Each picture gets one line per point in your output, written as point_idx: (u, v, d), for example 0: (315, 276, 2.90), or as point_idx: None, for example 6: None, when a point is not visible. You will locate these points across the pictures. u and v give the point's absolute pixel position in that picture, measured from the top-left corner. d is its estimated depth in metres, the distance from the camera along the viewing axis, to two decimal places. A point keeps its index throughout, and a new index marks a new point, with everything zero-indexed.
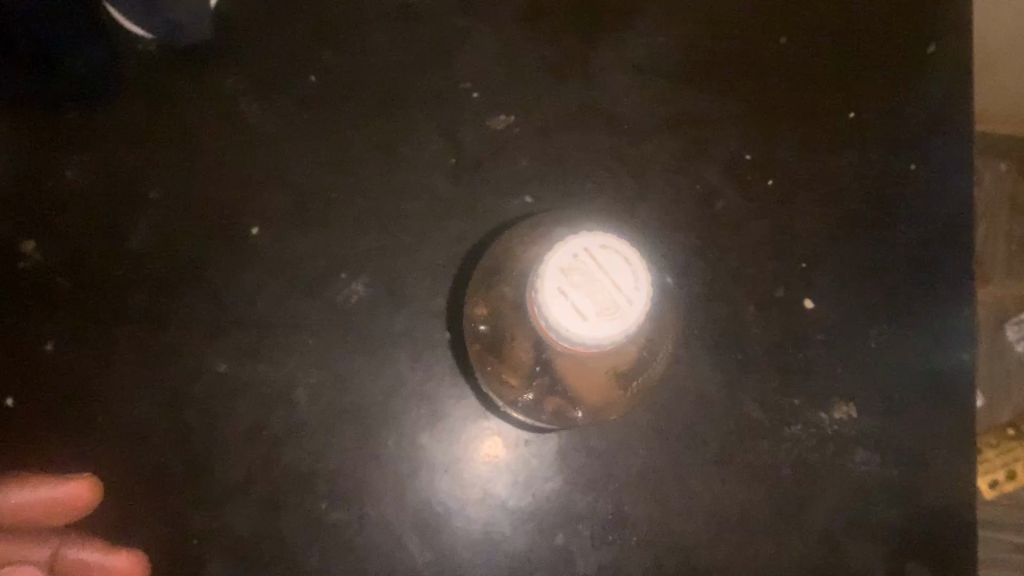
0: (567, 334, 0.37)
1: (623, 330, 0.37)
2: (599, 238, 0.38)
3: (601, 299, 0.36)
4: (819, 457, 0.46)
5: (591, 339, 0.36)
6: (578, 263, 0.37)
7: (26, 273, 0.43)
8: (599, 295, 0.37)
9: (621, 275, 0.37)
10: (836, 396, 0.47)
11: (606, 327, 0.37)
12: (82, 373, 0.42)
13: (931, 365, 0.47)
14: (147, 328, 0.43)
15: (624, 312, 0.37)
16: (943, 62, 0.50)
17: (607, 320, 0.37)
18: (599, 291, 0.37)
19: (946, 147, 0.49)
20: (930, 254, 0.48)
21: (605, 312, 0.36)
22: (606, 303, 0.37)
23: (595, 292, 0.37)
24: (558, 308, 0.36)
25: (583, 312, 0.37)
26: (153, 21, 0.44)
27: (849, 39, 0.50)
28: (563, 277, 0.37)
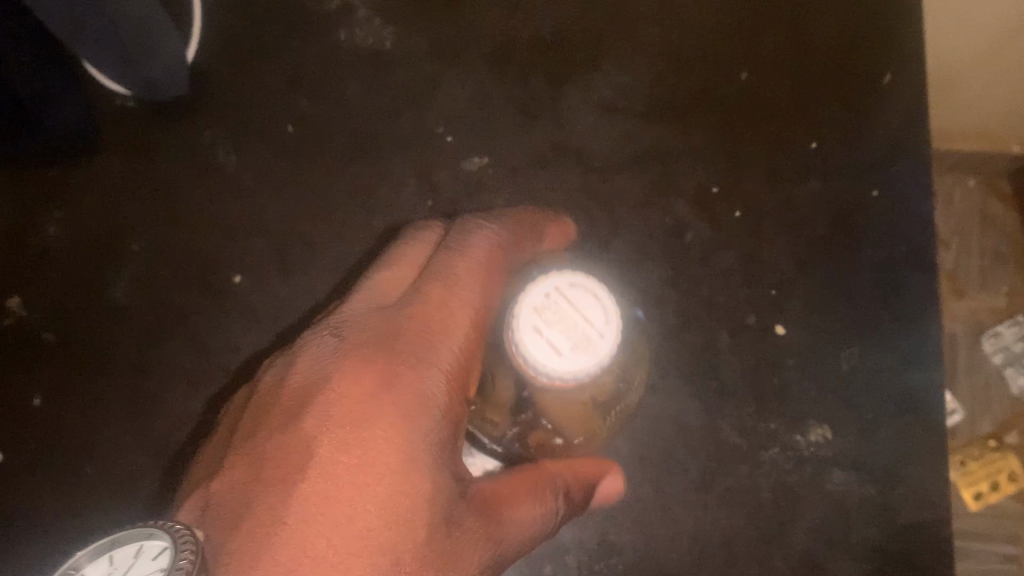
0: (542, 370, 0.33)
1: (601, 361, 0.34)
2: (570, 275, 0.35)
3: (575, 332, 0.34)
4: (798, 478, 0.45)
5: (567, 373, 0.33)
6: (547, 294, 0.35)
7: (14, 329, 0.46)
8: (572, 327, 0.34)
9: (594, 306, 0.35)
10: (810, 419, 0.46)
11: (581, 360, 0.34)
12: (67, 424, 0.44)
13: (903, 384, 0.46)
14: (128, 377, 0.45)
15: (599, 343, 0.34)
16: (902, 89, 0.49)
17: (583, 353, 0.34)
18: (572, 321, 0.34)
19: (910, 172, 0.48)
20: (897, 275, 0.47)
21: (581, 348, 0.34)
22: (580, 335, 0.34)
23: (567, 326, 0.34)
24: (533, 345, 0.34)
25: (555, 346, 0.34)
26: (129, 79, 0.46)
27: (807, 72, 0.50)
28: (537, 314, 0.34)
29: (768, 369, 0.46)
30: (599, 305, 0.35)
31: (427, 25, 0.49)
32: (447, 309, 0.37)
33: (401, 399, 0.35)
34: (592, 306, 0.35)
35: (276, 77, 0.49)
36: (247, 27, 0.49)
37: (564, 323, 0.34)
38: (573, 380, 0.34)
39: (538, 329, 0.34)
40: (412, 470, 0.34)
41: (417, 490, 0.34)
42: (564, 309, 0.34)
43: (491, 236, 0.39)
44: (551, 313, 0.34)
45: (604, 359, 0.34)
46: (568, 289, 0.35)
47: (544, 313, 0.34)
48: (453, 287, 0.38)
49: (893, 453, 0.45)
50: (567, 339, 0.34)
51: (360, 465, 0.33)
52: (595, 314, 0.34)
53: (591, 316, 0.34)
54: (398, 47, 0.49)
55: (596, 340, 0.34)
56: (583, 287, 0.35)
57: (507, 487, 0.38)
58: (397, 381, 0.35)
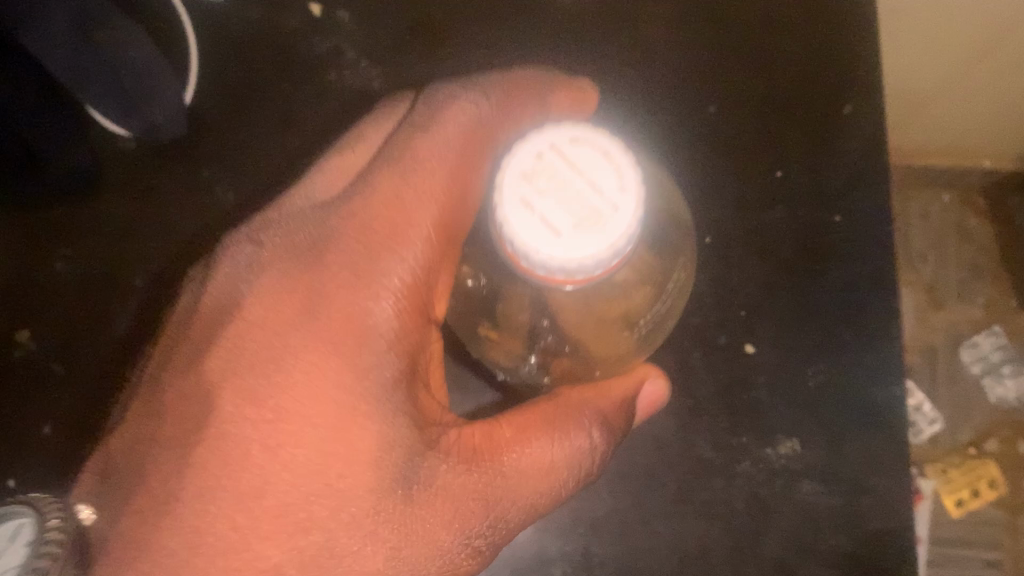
0: (539, 257, 0.31)
1: (607, 236, 0.31)
2: (565, 132, 0.32)
3: (575, 207, 0.31)
4: (769, 490, 0.48)
5: (567, 257, 0.31)
6: (539, 156, 0.32)
7: (24, 361, 0.48)
8: (570, 199, 0.31)
9: (603, 163, 0.32)
10: (780, 433, 0.48)
11: (578, 240, 0.31)
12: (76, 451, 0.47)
13: (867, 399, 0.49)
14: None
15: (605, 214, 0.31)
16: (861, 120, 0.52)
17: (582, 231, 0.31)
18: (571, 192, 0.31)
19: (869, 198, 0.51)
20: (860, 296, 0.50)
21: (583, 224, 0.31)
22: (581, 211, 0.31)
23: (565, 194, 0.31)
24: (524, 225, 0.31)
25: (545, 217, 0.31)
26: (128, 121, 0.49)
27: (771, 105, 0.52)
28: (526, 183, 0.31)
29: (739, 386, 0.49)
30: (612, 159, 0.32)
31: (411, 66, 0.52)
32: (403, 219, 0.35)
33: (343, 324, 0.34)
34: (594, 170, 0.32)
35: (269, 119, 0.51)
36: (239, 68, 0.52)
37: (561, 195, 0.31)
38: (576, 266, 0.31)
39: (527, 202, 0.31)
40: (345, 423, 0.33)
41: (360, 437, 0.33)
42: (559, 175, 0.32)
43: (466, 115, 0.37)
44: (541, 179, 0.32)
45: (614, 237, 0.31)
46: (570, 151, 0.32)
47: (536, 182, 0.32)
48: (410, 187, 0.35)
49: (859, 463, 0.48)
50: (566, 214, 0.31)
51: (286, 418, 0.33)
52: (604, 163, 0.32)
53: (595, 185, 0.31)
54: (385, 87, 0.52)
55: (601, 210, 0.31)
56: (582, 145, 0.32)
57: (514, 430, 0.37)
58: (326, 305, 0.34)
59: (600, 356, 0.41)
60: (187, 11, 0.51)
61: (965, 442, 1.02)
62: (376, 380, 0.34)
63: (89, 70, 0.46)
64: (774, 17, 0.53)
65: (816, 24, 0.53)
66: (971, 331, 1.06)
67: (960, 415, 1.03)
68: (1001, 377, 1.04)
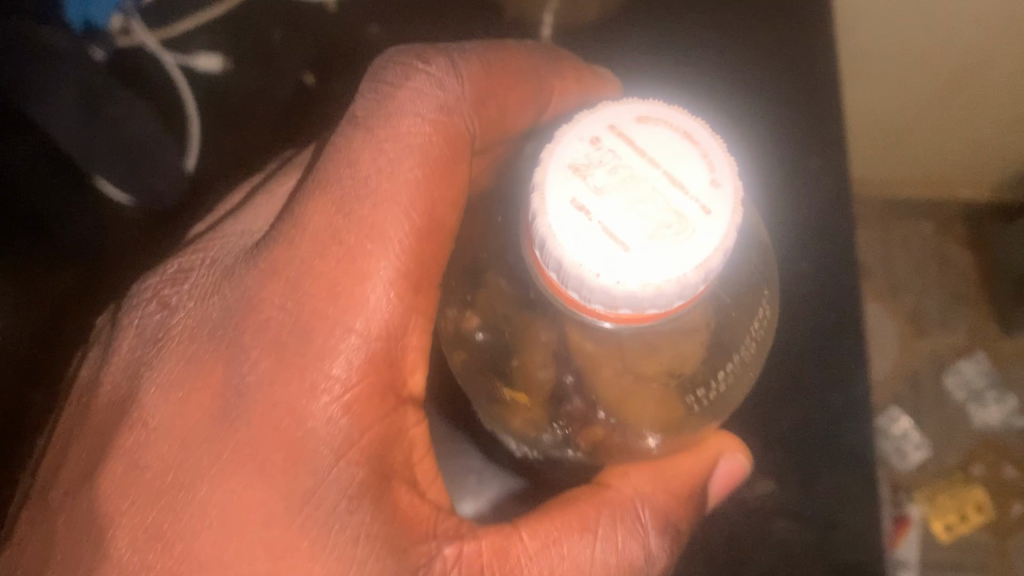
0: (608, 277, 0.29)
1: (689, 236, 0.30)
2: (617, 120, 0.32)
3: (643, 204, 0.30)
4: (743, 526, 0.51)
5: (644, 277, 0.29)
6: (592, 148, 0.32)
7: (34, 419, 0.54)
8: (635, 193, 0.31)
9: (678, 160, 0.32)
10: (754, 474, 0.51)
11: (650, 244, 0.30)
12: None
13: (837, 438, 0.51)
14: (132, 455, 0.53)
15: (684, 211, 0.30)
16: (823, 175, 0.55)
17: (660, 233, 0.30)
18: (635, 189, 0.31)
19: (833, 248, 0.54)
20: (828, 340, 0.53)
21: (656, 225, 0.30)
22: (661, 213, 0.30)
23: (638, 192, 0.31)
24: (585, 236, 0.30)
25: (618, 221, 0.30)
26: (136, 187, 0.54)
27: (741, 160, 0.55)
28: (579, 176, 0.31)
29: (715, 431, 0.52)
30: (695, 156, 0.32)
31: None
32: (352, 260, 0.36)
33: (280, 441, 0.35)
34: (662, 161, 0.31)
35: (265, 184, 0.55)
36: (237, 133, 0.56)
37: (625, 192, 0.31)
38: (658, 291, 0.30)
39: (593, 200, 0.30)
40: (289, 467, 0.35)
41: (309, 488, 0.35)
42: (629, 174, 0.31)
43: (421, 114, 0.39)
44: (609, 175, 0.31)
45: (693, 234, 0.30)
46: (641, 147, 0.32)
47: (590, 175, 0.31)
48: (352, 218, 0.37)
49: (831, 501, 0.50)
50: (638, 217, 0.30)
51: (233, 467, 0.34)
52: (687, 161, 0.32)
53: (673, 182, 0.31)
54: None
55: (684, 209, 0.30)
56: (640, 129, 0.32)
57: (537, 542, 0.39)
58: (262, 358, 0.35)
59: (642, 426, 0.40)
60: (189, 84, 0.55)
61: (952, 466, 1.04)
62: (325, 493, 0.35)
63: (90, 129, 0.52)
64: (738, 77, 0.57)
65: (780, 82, 0.57)
66: (954, 357, 1.08)
67: (945, 439, 1.05)
68: (986, 403, 1.06)
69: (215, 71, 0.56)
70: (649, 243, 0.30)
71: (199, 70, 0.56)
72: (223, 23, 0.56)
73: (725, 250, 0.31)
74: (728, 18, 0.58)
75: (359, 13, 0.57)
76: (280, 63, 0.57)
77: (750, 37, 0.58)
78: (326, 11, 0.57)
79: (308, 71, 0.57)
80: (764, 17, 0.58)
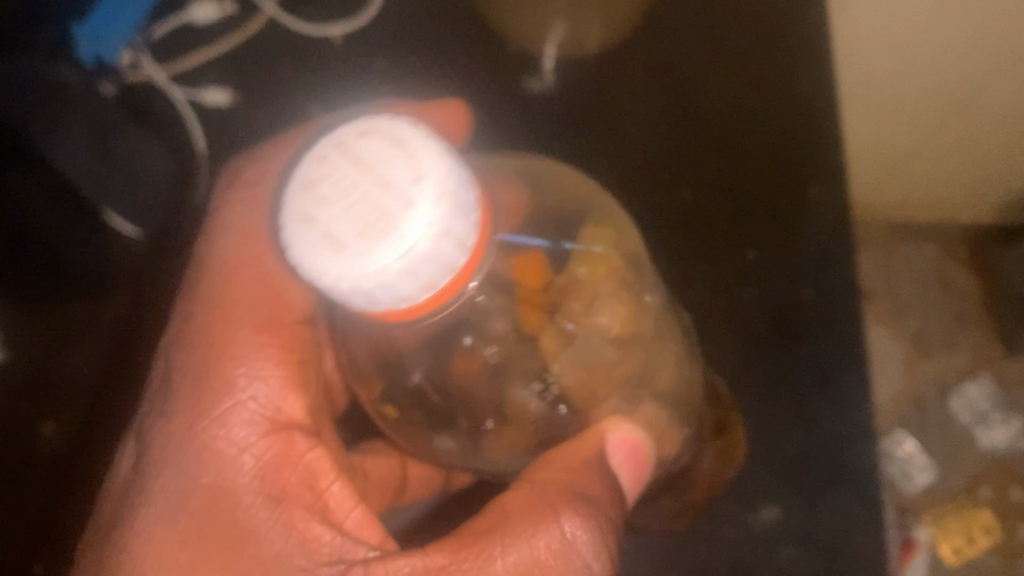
0: (337, 279, 0.28)
1: (404, 238, 0.28)
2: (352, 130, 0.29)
3: (359, 214, 0.28)
4: (750, 553, 0.51)
5: (380, 271, 0.28)
6: (325, 160, 0.29)
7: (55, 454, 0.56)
8: (358, 205, 0.28)
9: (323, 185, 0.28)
10: (759, 500, 0.52)
11: (430, 235, 0.28)
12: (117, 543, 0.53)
13: (840, 464, 0.51)
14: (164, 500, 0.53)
15: (397, 213, 0.28)
16: (826, 201, 0.55)
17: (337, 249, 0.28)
18: (357, 199, 0.28)
19: (837, 274, 0.54)
20: (831, 367, 0.53)
21: (369, 231, 0.28)
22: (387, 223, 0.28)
23: (346, 209, 0.28)
24: (307, 249, 0.28)
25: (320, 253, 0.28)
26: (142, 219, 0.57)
27: (742, 191, 0.56)
28: (309, 195, 0.29)
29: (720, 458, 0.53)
30: (391, 154, 0.28)
31: None
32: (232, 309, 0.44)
33: (192, 504, 0.38)
34: (386, 158, 0.28)
35: None
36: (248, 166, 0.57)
37: (344, 202, 0.28)
38: (376, 285, 0.28)
39: (316, 230, 0.28)
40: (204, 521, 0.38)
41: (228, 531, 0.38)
42: (347, 188, 0.28)
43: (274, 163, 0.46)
44: (320, 211, 0.28)
45: (404, 236, 0.28)
46: (361, 155, 0.28)
47: (319, 191, 0.28)
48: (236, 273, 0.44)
49: (835, 528, 0.50)
50: (353, 223, 0.28)
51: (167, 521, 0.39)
52: (370, 156, 0.28)
53: (387, 185, 0.28)
54: None
55: (397, 210, 0.28)
56: (372, 139, 0.29)
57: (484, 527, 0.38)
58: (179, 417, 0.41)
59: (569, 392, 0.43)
60: (197, 118, 0.56)
61: (958, 488, 1.04)
62: (250, 541, 0.38)
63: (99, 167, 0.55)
64: (742, 108, 0.57)
65: (784, 112, 0.57)
66: (959, 380, 1.08)
67: (950, 462, 1.05)
68: (991, 424, 1.05)
69: (224, 105, 0.57)
70: (365, 245, 0.28)
71: (208, 104, 0.56)
72: (233, 58, 0.57)
73: (467, 216, 0.30)
74: (730, 48, 0.58)
75: (365, 47, 0.58)
76: (287, 96, 0.57)
77: (754, 66, 0.58)
78: (332, 45, 0.58)
79: (314, 105, 0.57)
80: (767, 46, 0.58)
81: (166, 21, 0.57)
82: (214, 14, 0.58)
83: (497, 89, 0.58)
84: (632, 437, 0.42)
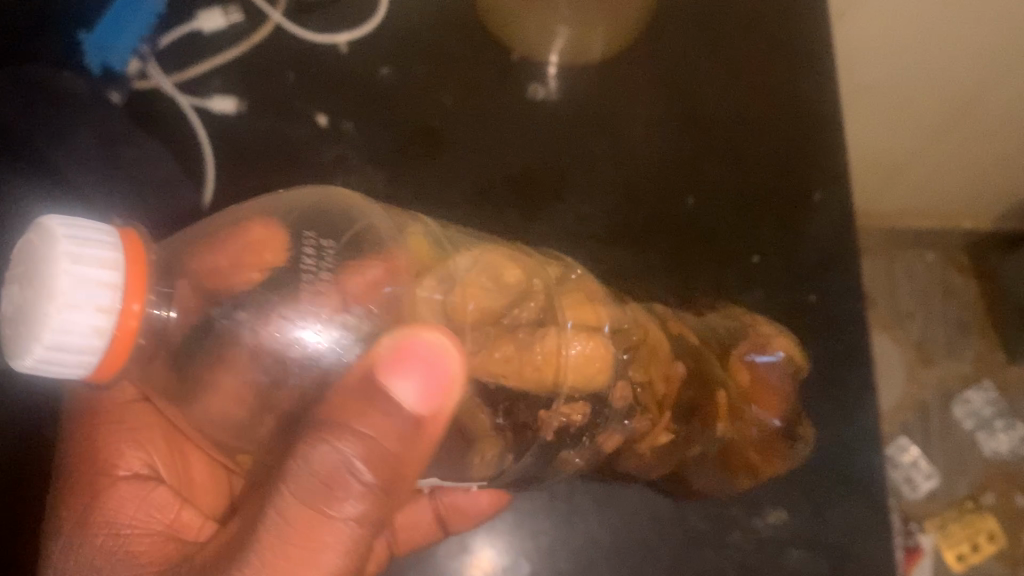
0: (39, 373, 0.32)
1: (37, 333, 0.31)
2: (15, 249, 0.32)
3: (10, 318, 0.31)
4: (758, 558, 0.51)
5: (43, 365, 0.32)
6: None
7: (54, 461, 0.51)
8: (13, 312, 0.31)
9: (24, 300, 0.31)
10: (767, 503, 0.51)
11: (83, 327, 0.31)
12: None
13: (847, 467, 0.51)
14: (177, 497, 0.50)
15: (29, 309, 0.31)
16: (829, 207, 0.56)
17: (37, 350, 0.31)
18: (19, 307, 0.31)
19: (842, 278, 0.55)
20: (836, 371, 0.53)
21: (19, 335, 0.31)
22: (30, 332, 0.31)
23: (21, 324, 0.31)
24: (15, 353, 0.32)
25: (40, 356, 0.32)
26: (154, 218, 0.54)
27: (747, 196, 0.56)
28: (3, 308, 0.32)
29: None
30: (40, 256, 0.31)
31: (412, 172, 0.57)
32: None
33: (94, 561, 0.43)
34: (30, 263, 0.32)
35: None
36: (251, 171, 0.57)
37: (19, 311, 0.31)
38: (71, 368, 0.32)
39: (4, 337, 0.32)
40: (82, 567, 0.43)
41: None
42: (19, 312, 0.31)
43: None
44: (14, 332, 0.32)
45: (37, 331, 0.31)
46: (25, 267, 0.32)
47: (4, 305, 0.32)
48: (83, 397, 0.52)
49: (843, 531, 0.50)
50: (16, 327, 0.31)
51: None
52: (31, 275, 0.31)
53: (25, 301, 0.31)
54: (387, 190, 0.56)
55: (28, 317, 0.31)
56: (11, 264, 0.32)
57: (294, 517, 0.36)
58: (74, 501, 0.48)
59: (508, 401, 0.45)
60: (203, 124, 0.57)
61: (962, 496, 1.04)
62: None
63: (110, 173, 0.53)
64: (743, 113, 0.58)
65: (784, 117, 0.58)
66: (962, 386, 1.08)
67: (954, 470, 1.05)
68: (994, 431, 1.05)
69: (230, 113, 0.57)
70: (21, 346, 0.31)
71: (215, 112, 0.57)
72: (239, 65, 0.58)
73: (97, 264, 0.32)
74: (731, 55, 0.59)
75: (370, 55, 0.59)
76: (294, 105, 0.58)
77: (754, 74, 0.59)
78: (338, 52, 0.59)
79: (322, 113, 0.58)
80: (766, 54, 0.59)
81: (174, 30, 0.58)
82: (221, 24, 0.58)
83: (502, 95, 0.58)
84: (425, 345, 0.37)
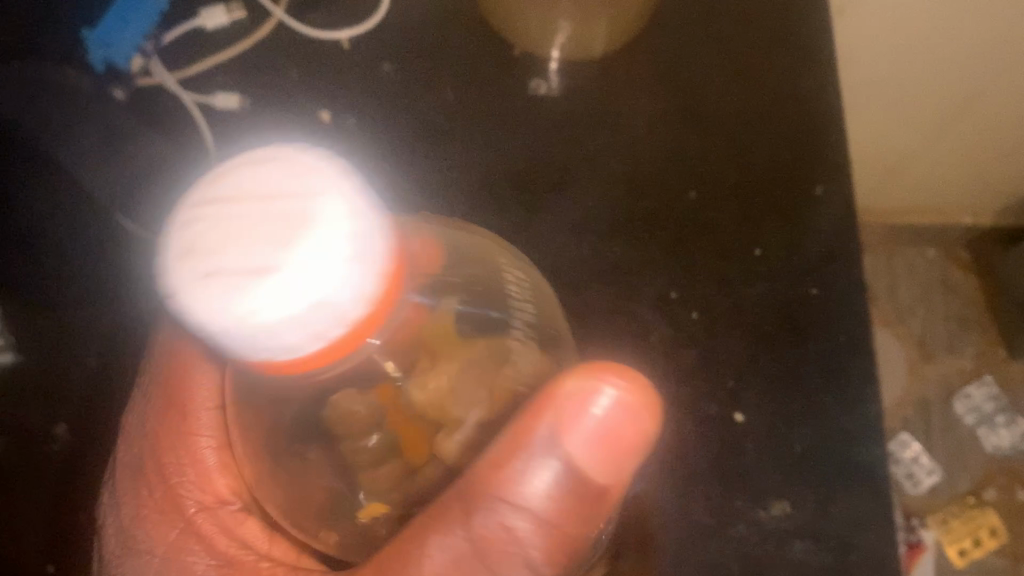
0: (210, 321, 0.32)
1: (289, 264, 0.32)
2: (212, 181, 0.34)
3: (260, 242, 0.32)
4: (764, 551, 0.50)
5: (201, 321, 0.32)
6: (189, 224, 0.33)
7: (58, 453, 0.52)
8: (265, 235, 0.32)
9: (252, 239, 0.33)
10: (769, 495, 0.51)
11: (354, 242, 0.33)
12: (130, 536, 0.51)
13: (850, 459, 0.52)
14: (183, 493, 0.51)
15: (294, 220, 0.32)
16: (830, 202, 0.56)
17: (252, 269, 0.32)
18: (262, 230, 0.32)
19: (844, 272, 0.55)
20: (838, 363, 0.53)
21: (265, 267, 0.32)
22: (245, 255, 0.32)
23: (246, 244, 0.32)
24: (227, 293, 0.32)
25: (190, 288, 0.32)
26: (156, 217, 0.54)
27: (748, 191, 0.57)
28: (222, 245, 0.32)
29: (730, 454, 0.52)
30: (309, 181, 0.33)
31: (413, 170, 0.57)
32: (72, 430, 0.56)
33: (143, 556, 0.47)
34: (272, 181, 0.33)
35: None
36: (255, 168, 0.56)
37: (268, 234, 0.32)
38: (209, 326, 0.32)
39: (220, 277, 0.32)
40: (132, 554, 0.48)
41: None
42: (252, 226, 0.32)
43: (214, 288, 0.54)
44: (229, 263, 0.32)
45: (270, 264, 0.32)
46: (253, 189, 0.33)
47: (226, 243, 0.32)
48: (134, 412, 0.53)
49: (846, 523, 0.50)
50: (261, 257, 0.32)
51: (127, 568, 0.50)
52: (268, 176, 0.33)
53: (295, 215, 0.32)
54: (390, 187, 0.56)
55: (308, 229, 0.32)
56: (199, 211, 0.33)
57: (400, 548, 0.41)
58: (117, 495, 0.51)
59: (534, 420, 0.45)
60: (205, 120, 0.57)
61: (963, 492, 1.04)
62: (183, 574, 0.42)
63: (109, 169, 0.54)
64: (742, 108, 0.59)
65: (783, 113, 0.58)
66: (963, 382, 1.08)
67: (955, 466, 1.05)
68: (995, 427, 1.06)
69: (233, 108, 0.57)
70: (219, 282, 0.32)
71: (218, 108, 0.57)
72: (242, 62, 0.58)
73: (367, 239, 0.34)
74: (732, 52, 0.60)
75: (372, 51, 0.59)
76: (296, 101, 0.58)
77: (753, 69, 0.59)
78: (340, 47, 0.59)
79: (324, 110, 0.58)
80: (765, 50, 0.60)
81: (176, 28, 0.58)
82: (224, 22, 0.58)
83: (503, 90, 0.58)
84: (618, 421, 0.41)
